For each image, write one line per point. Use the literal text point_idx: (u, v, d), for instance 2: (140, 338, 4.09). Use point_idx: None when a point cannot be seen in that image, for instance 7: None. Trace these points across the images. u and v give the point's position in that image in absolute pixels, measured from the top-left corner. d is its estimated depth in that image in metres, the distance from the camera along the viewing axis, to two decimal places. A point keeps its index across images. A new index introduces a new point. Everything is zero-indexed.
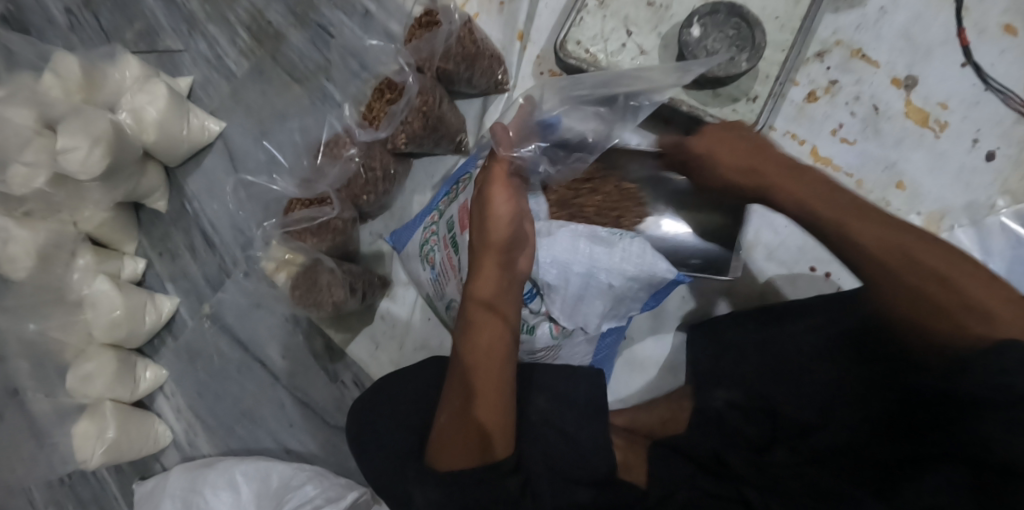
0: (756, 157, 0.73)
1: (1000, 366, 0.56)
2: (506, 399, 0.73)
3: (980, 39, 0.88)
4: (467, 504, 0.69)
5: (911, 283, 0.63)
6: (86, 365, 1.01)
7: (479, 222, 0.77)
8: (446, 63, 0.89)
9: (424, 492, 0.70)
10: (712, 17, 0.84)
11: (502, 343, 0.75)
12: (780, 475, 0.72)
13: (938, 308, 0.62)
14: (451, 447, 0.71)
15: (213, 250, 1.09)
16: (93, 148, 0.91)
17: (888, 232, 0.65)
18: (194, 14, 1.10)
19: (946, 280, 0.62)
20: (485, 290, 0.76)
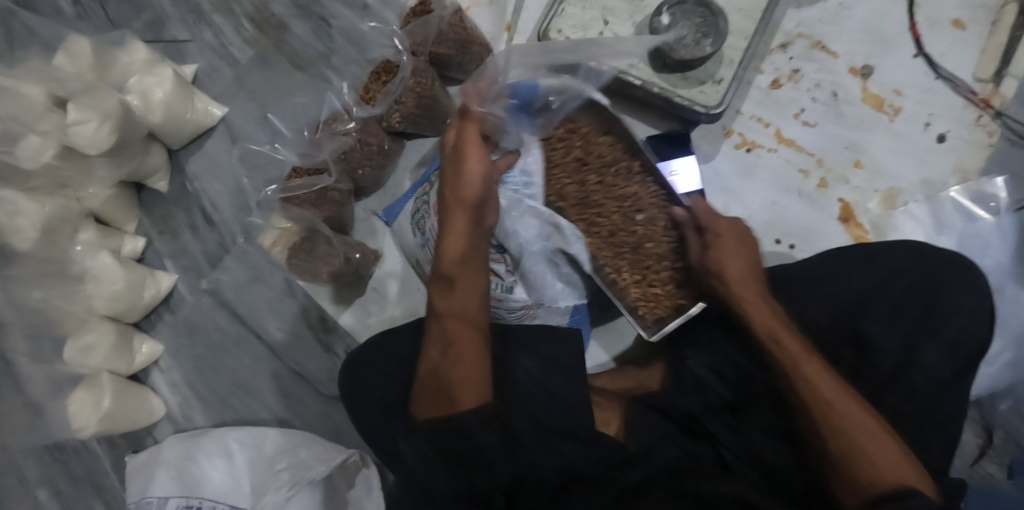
0: (744, 270, 0.81)
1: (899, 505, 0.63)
2: (484, 355, 0.76)
3: (931, 30, 0.98)
4: (457, 455, 0.74)
5: (834, 433, 0.69)
6: (85, 337, 1.04)
7: (451, 179, 0.80)
8: (440, 48, 0.96)
9: (414, 446, 0.77)
10: (680, 6, 0.90)
11: (475, 297, 0.78)
12: (752, 438, 0.82)
13: (836, 454, 0.68)
14: (437, 399, 0.74)
15: (214, 228, 1.13)
16: (103, 125, 0.96)
17: (820, 382, 0.71)
18: (200, 6, 1.16)
19: (854, 440, 0.68)
20: (456, 243, 0.79)
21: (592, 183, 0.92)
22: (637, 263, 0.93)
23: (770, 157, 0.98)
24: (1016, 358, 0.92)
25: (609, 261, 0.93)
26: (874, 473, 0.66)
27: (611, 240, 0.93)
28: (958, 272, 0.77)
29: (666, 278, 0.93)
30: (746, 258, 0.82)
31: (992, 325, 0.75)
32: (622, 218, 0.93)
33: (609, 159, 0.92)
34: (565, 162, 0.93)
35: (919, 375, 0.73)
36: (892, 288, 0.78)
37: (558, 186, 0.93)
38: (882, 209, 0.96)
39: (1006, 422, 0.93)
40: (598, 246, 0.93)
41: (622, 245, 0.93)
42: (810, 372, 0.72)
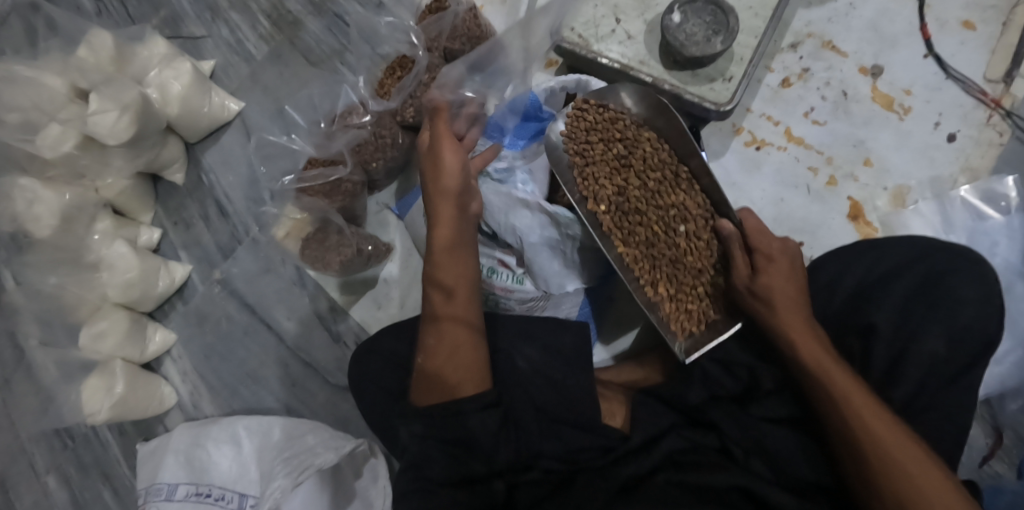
0: (793, 296, 0.77)
1: None
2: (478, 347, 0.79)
3: (941, 31, 0.98)
4: (449, 441, 0.73)
5: (884, 466, 0.66)
6: (100, 323, 1.06)
7: (431, 173, 0.86)
8: (454, 43, 0.96)
9: (409, 430, 0.74)
10: (690, 5, 0.91)
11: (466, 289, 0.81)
12: (760, 431, 0.81)
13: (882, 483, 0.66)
14: (430, 386, 0.76)
15: (227, 220, 1.15)
16: (122, 115, 0.99)
17: (870, 414, 0.69)
18: (218, 3, 1.19)
19: (905, 471, 0.65)
20: (443, 232, 0.83)
21: (630, 187, 0.89)
22: (673, 277, 0.88)
23: (778, 154, 0.99)
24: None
25: (644, 274, 0.88)
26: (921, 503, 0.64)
27: (649, 251, 0.88)
28: (953, 255, 0.77)
29: (703, 297, 0.88)
30: (794, 280, 0.78)
31: (998, 318, 0.74)
32: (663, 229, 0.88)
33: (652, 162, 0.90)
34: (605, 162, 0.90)
35: (917, 365, 0.72)
36: (895, 289, 0.77)
37: (596, 187, 0.89)
38: (890, 207, 0.96)
39: (1014, 421, 0.93)
40: (634, 257, 0.88)
41: (660, 256, 0.88)
42: (855, 398, 0.70)
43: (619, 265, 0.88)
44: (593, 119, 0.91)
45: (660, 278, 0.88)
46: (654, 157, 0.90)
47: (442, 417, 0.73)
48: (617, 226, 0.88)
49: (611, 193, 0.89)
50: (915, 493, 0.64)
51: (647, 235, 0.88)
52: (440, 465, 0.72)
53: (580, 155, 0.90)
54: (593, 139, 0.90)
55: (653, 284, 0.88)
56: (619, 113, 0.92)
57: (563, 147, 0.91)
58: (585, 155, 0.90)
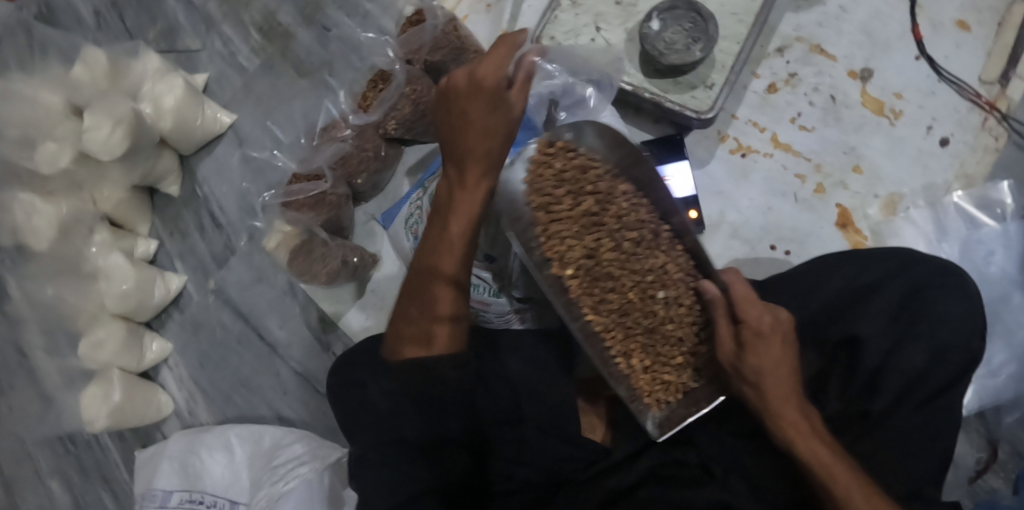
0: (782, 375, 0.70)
1: None
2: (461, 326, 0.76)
3: (935, 33, 0.96)
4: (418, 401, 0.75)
5: None
6: (98, 332, 1.08)
7: (479, 121, 0.72)
8: (434, 55, 0.97)
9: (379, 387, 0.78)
10: (671, 12, 0.91)
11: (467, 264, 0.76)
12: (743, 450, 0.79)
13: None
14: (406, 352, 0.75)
15: (221, 230, 1.17)
16: (115, 130, 1.00)
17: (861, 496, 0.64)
18: (211, 16, 1.20)
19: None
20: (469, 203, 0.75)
21: (605, 249, 0.81)
22: (648, 343, 0.83)
23: (765, 162, 0.97)
24: (1020, 368, 0.89)
25: (618, 343, 0.83)
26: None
27: (623, 319, 0.82)
28: (938, 268, 0.76)
29: (682, 364, 0.83)
30: (787, 352, 0.70)
31: (981, 334, 0.73)
32: (639, 295, 0.81)
33: (628, 221, 0.81)
34: (577, 219, 0.80)
35: (897, 379, 0.71)
36: (880, 300, 0.75)
37: (566, 249, 0.80)
38: (882, 215, 0.94)
39: (1010, 434, 0.91)
40: (608, 326, 0.82)
41: (635, 326, 0.82)
42: (842, 482, 0.65)
43: (591, 337, 0.82)
44: (559, 173, 0.79)
45: (635, 346, 0.83)
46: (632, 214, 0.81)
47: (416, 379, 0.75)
48: (588, 294, 0.81)
49: (581, 255, 0.80)
50: None
51: (619, 300, 0.82)
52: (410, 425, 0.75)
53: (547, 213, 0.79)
54: (563, 195, 0.80)
55: (626, 353, 0.83)
56: (588, 159, 0.80)
57: (524, 200, 0.79)
58: (552, 213, 0.80)
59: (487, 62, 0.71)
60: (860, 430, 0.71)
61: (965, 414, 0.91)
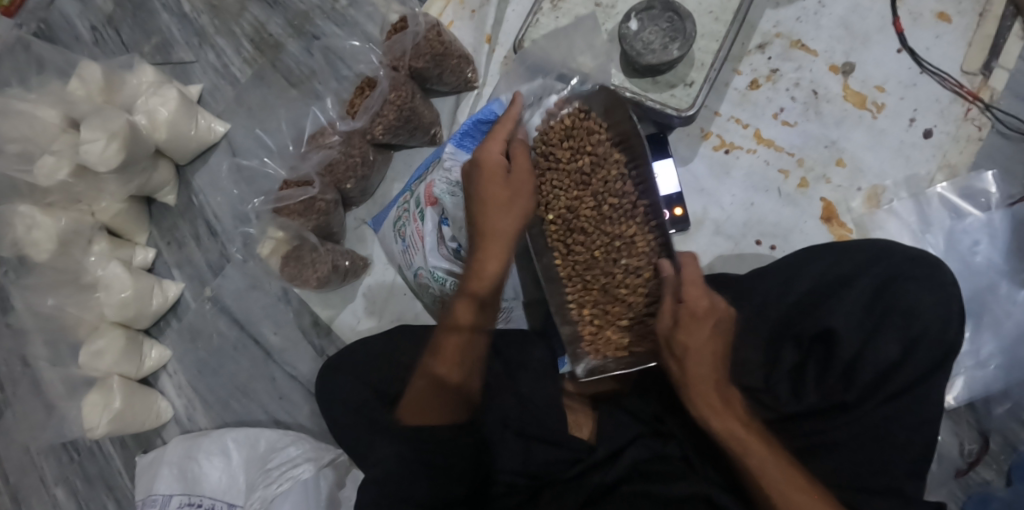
0: (710, 354, 0.74)
1: None
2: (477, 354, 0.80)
3: (915, 24, 0.96)
4: (435, 466, 0.73)
5: None
6: (97, 342, 1.10)
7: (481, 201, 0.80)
8: (417, 61, 0.99)
9: (395, 449, 0.75)
10: (648, 12, 0.92)
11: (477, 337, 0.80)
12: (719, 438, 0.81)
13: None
14: (419, 407, 0.75)
15: (216, 238, 1.19)
16: (110, 143, 1.03)
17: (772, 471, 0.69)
18: (204, 29, 1.23)
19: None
20: (491, 265, 0.80)
21: (582, 206, 0.88)
22: (601, 300, 0.90)
23: (747, 158, 0.98)
24: (1009, 359, 0.89)
25: (574, 293, 0.90)
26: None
27: (586, 274, 0.90)
28: (915, 259, 0.76)
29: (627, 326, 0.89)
30: (713, 329, 0.74)
31: (957, 322, 0.73)
32: (604, 254, 0.89)
33: (607, 186, 0.88)
34: (567, 174, 0.89)
35: (869, 372, 0.73)
36: (857, 288, 0.76)
37: (552, 196, 0.89)
38: (865, 207, 0.95)
39: (1001, 425, 0.90)
40: (568, 273, 0.90)
41: (593, 281, 0.90)
42: (756, 455, 0.70)
43: (552, 275, 0.91)
44: (568, 126, 0.89)
45: (588, 300, 0.90)
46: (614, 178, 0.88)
47: (428, 444, 0.73)
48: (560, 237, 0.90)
49: (563, 207, 0.89)
50: None
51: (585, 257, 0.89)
52: (420, 490, 0.73)
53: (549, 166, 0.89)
54: (560, 143, 0.89)
55: (580, 303, 0.91)
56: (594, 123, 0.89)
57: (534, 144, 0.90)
58: (550, 161, 0.89)
59: (490, 141, 0.82)
60: (828, 411, 0.74)
61: (955, 405, 0.91)
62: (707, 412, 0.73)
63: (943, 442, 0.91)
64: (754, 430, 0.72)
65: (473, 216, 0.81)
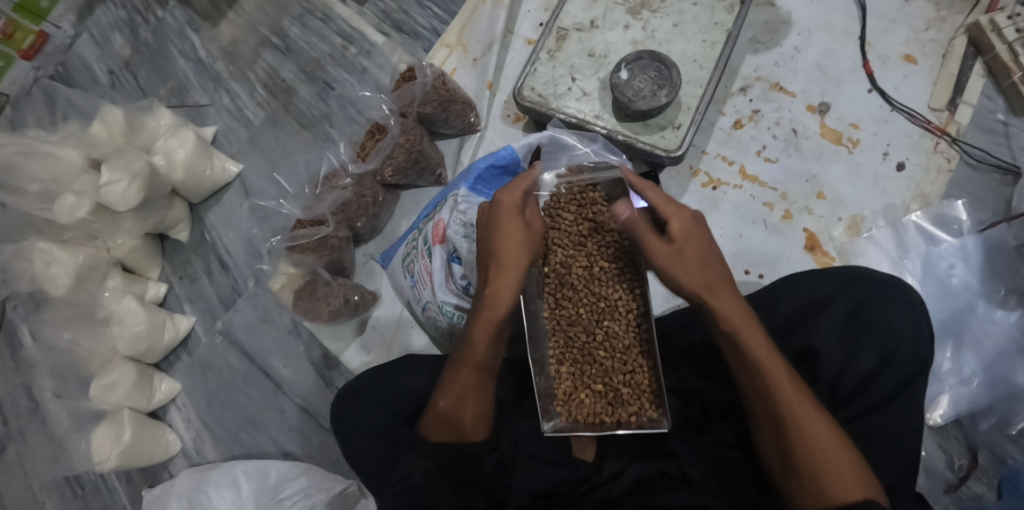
0: (702, 256, 0.80)
1: None
2: (484, 406, 0.81)
3: (884, 66, 1.07)
4: (457, 478, 0.78)
5: (800, 438, 0.72)
6: (110, 375, 1.13)
7: (492, 242, 0.82)
8: (425, 108, 1.04)
9: (420, 465, 0.78)
10: (637, 62, 1.01)
11: (479, 375, 0.81)
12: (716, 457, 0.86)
13: (787, 436, 0.73)
14: (444, 424, 0.79)
15: (228, 273, 1.23)
16: (132, 183, 1.08)
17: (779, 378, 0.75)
18: (219, 74, 1.31)
19: (796, 424, 0.73)
20: (499, 305, 0.81)
21: (575, 264, 0.92)
22: (580, 359, 0.90)
23: (734, 193, 1.05)
24: (990, 376, 0.94)
25: (555, 350, 0.90)
26: (833, 470, 0.71)
27: (568, 329, 0.90)
28: (885, 281, 0.84)
29: (602, 392, 0.89)
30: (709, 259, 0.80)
31: (929, 339, 0.80)
32: (589, 314, 0.91)
33: (600, 252, 0.92)
34: (567, 235, 0.92)
35: (848, 382, 0.80)
36: (834, 309, 0.84)
37: (548, 250, 0.92)
38: (846, 236, 1.02)
39: (988, 439, 0.95)
40: (553, 327, 0.91)
41: (576, 339, 0.90)
42: (762, 357, 0.76)
43: (538, 328, 0.90)
44: (579, 199, 0.93)
45: (567, 360, 0.90)
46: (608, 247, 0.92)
47: (450, 459, 0.77)
48: (549, 290, 0.92)
49: (558, 260, 0.92)
50: (835, 475, 0.70)
51: (568, 316, 0.91)
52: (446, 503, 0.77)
53: (551, 230, 0.92)
54: (569, 208, 0.93)
55: (561, 361, 0.90)
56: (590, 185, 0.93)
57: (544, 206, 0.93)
58: (554, 223, 0.92)
59: (511, 188, 0.85)
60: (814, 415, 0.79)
61: (942, 421, 0.96)
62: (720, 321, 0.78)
63: (931, 456, 0.96)
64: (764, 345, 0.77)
65: (484, 251, 0.84)
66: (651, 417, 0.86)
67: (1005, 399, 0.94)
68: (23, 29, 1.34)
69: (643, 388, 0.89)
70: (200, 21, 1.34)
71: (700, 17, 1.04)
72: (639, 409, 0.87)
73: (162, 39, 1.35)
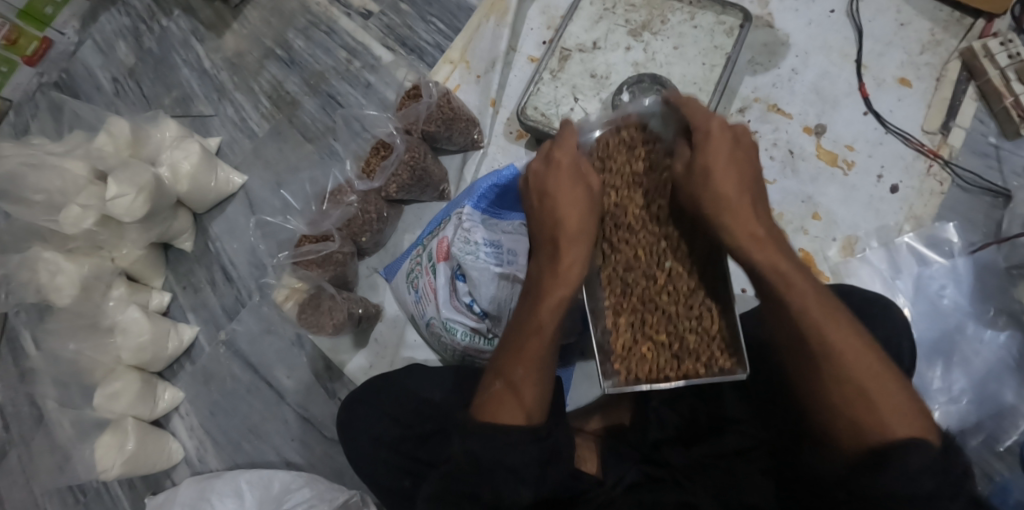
0: (733, 176, 0.75)
1: (917, 470, 0.60)
2: (541, 380, 0.77)
3: (880, 88, 1.09)
4: (505, 463, 0.70)
5: (830, 358, 0.68)
6: (113, 384, 1.14)
7: (546, 201, 0.80)
8: (429, 126, 1.06)
9: (464, 445, 0.72)
10: (638, 85, 1.03)
11: (541, 346, 0.77)
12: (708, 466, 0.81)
13: (824, 367, 0.69)
14: (485, 407, 0.75)
15: (232, 284, 1.24)
16: (138, 196, 1.09)
17: (814, 304, 0.70)
18: (224, 85, 1.32)
19: (835, 353, 0.68)
20: (565, 258, 0.77)
21: (630, 204, 0.84)
22: (641, 308, 0.83)
23: None
24: (980, 395, 0.96)
25: (611, 300, 0.84)
26: (871, 405, 0.66)
27: (626, 275, 0.84)
28: (867, 300, 0.87)
29: (667, 342, 0.83)
30: (745, 191, 0.74)
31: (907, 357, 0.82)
32: (647, 256, 0.84)
33: (656, 190, 0.83)
34: (620, 177, 0.84)
35: None
36: None
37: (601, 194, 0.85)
38: (841, 256, 1.04)
39: (977, 457, 0.97)
40: (608, 276, 0.84)
41: (635, 285, 0.83)
42: (799, 283, 0.71)
43: (592, 278, 0.84)
44: (627, 142, 0.84)
45: (626, 309, 0.84)
46: (657, 189, 0.84)
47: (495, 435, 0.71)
48: (605, 235, 0.84)
49: (611, 203, 0.84)
50: (877, 412, 0.65)
51: (627, 261, 0.84)
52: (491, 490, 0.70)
53: (604, 173, 0.85)
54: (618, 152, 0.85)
55: (618, 311, 0.84)
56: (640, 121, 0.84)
57: (591, 153, 0.85)
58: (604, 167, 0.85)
59: (568, 145, 0.82)
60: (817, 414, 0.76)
61: None
62: (749, 243, 0.73)
63: None
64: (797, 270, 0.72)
65: (535, 205, 0.81)
66: (723, 367, 0.80)
67: (993, 417, 0.96)
68: (27, 36, 1.34)
69: (711, 335, 0.82)
70: (204, 32, 1.35)
71: (700, 40, 1.07)
72: (708, 360, 0.81)
73: (166, 48, 1.36)
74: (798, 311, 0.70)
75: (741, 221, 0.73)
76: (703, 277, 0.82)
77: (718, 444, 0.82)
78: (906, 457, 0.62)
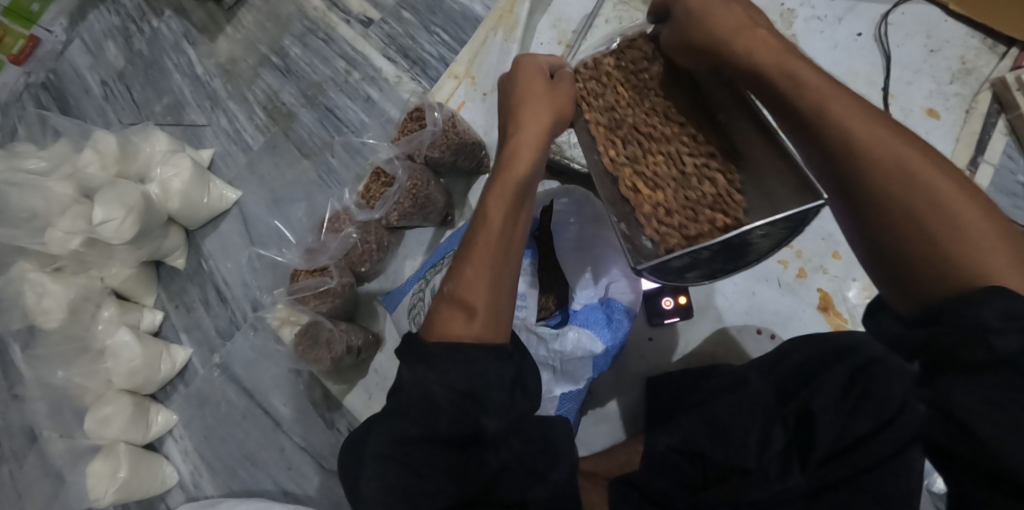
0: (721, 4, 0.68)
1: (1003, 324, 0.51)
2: (506, 276, 0.70)
3: (906, 119, 1.03)
4: (458, 389, 0.63)
5: (889, 186, 0.59)
6: (104, 408, 1.10)
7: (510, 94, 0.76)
8: (433, 152, 1.00)
9: (411, 371, 0.65)
10: None
11: (502, 238, 0.71)
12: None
13: (885, 215, 0.60)
14: (451, 317, 0.68)
15: (226, 304, 1.21)
16: (127, 217, 1.03)
17: (868, 131, 0.60)
18: (217, 93, 1.26)
19: (894, 187, 0.59)
20: (524, 150, 0.73)
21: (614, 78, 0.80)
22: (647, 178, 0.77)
23: None
24: None
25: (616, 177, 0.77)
26: (956, 238, 0.57)
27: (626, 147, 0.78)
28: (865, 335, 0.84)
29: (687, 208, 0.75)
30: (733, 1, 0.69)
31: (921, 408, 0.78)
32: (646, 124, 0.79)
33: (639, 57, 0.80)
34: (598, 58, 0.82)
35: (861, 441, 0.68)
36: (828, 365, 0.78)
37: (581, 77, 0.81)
38: (861, 298, 1.00)
39: None
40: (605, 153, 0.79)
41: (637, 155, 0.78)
42: (836, 110, 0.62)
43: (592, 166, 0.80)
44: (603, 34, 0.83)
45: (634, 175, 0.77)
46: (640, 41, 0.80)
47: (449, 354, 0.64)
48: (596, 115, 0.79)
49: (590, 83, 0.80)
50: (959, 258, 0.56)
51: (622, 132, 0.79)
52: (444, 421, 0.62)
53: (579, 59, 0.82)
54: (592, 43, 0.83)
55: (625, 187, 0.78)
56: None
57: None
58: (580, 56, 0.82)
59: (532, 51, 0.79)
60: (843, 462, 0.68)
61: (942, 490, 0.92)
62: (773, 69, 0.65)
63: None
64: (837, 93, 0.63)
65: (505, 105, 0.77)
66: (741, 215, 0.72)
67: None
68: (12, 34, 1.29)
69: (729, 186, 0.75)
70: (196, 35, 1.30)
71: None
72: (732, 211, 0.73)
73: (156, 50, 1.30)
74: (822, 156, 0.63)
75: (762, 51, 0.66)
76: (712, 123, 0.78)
77: (732, 500, 0.73)
78: (992, 306, 0.52)
